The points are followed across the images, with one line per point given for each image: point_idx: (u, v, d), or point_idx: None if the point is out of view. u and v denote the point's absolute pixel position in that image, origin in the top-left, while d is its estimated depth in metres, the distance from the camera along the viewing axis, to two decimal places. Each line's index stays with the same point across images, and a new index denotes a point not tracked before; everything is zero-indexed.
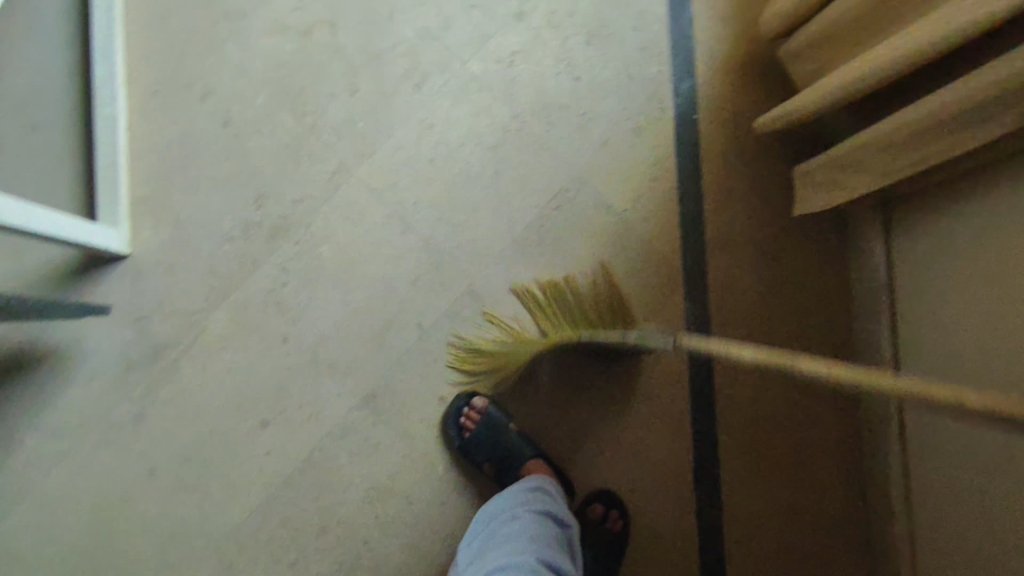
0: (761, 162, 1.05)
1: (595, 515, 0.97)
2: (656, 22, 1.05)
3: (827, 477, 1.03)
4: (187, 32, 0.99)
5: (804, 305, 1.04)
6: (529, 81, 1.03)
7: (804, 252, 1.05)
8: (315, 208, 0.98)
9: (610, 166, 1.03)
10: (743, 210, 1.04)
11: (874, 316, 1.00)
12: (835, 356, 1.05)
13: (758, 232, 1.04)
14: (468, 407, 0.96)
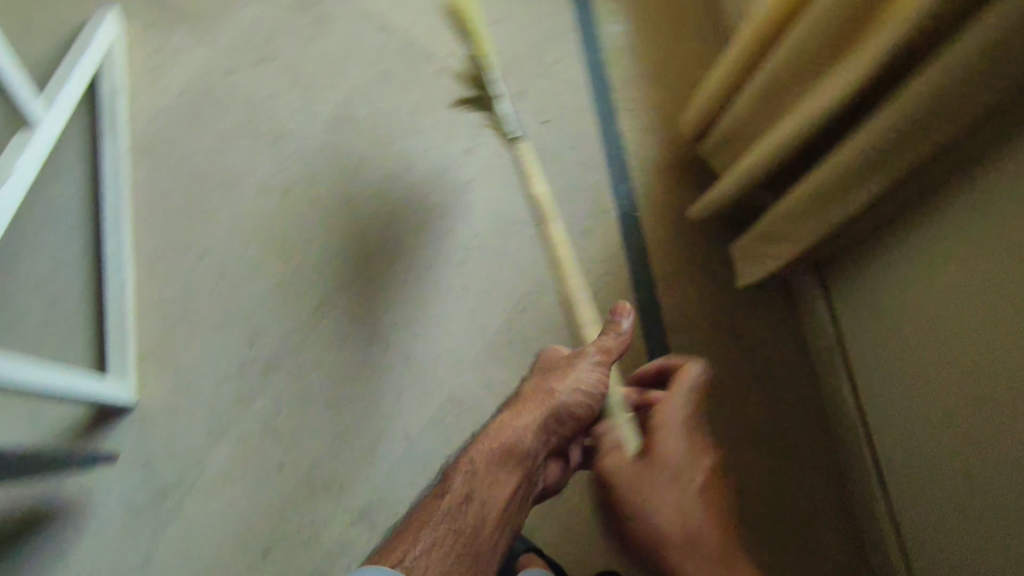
0: (702, 245, 1.16)
1: None
2: (589, 142, 1.21)
3: (825, 539, 1.04)
4: (184, 204, 1.14)
5: (769, 370, 1.11)
6: (484, 204, 1.17)
7: (760, 320, 1.13)
8: (303, 339, 1.08)
9: (565, 268, 1.14)
10: (693, 291, 1.14)
11: (833, 373, 1.07)
12: (807, 415, 1.10)
13: (711, 309, 1.13)
14: None
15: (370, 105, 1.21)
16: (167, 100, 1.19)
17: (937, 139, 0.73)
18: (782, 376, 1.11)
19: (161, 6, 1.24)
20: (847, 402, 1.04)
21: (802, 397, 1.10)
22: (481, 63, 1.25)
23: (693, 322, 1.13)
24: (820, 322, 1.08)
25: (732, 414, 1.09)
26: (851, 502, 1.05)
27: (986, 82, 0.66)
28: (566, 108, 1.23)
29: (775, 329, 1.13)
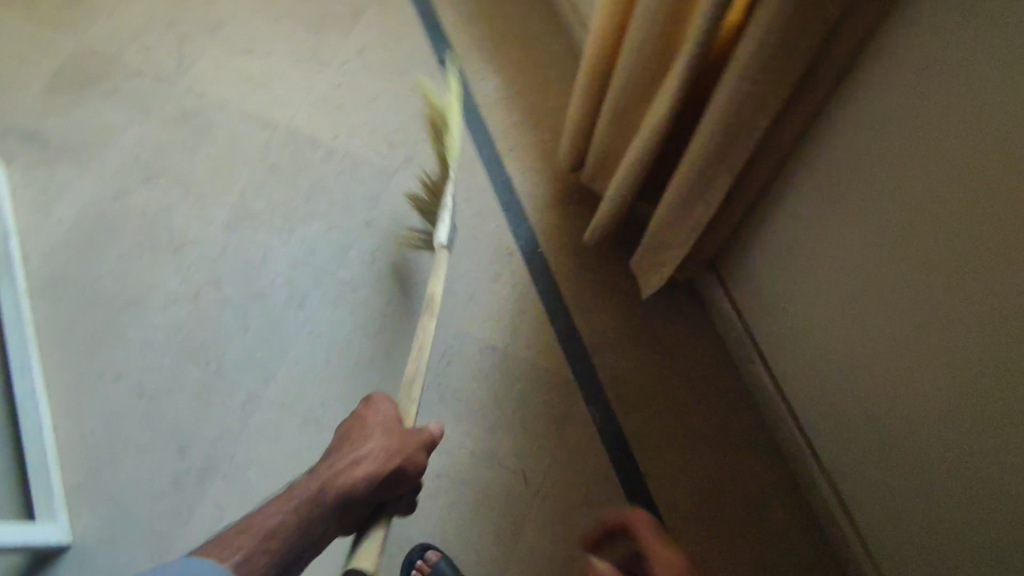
0: (606, 266, 1.22)
1: None
2: (481, 192, 1.27)
3: (782, 521, 1.05)
4: (93, 331, 1.13)
5: (694, 370, 1.15)
6: (392, 270, 1.20)
7: (675, 325, 1.18)
8: (234, 439, 1.07)
9: (482, 314, 1.18)
10: (607, 311, 1.19)
11: (748, 360, 1.12)
12: (738, 406, 1.13)
13: (627, 324, 1.18)
14: (423, 559, 0.99)
15: (265, 198, 1.25)
16: (61, 232, 1.20)
17: (759, 131, 0.79)
18: (706, 373, 1.15)
19: (43, 145, 1.26)
20: (767, 384, 1.09)
21: (729, 390, 1.14)
22: (366, 139, 1.31)
23: (613, 341, 1.17)
24: (727, 315, 1.14)
25: (667, 419, 1.12)
26: (795, 480, 1.08)
27: (779, 74, 0.73)
28: (454, 164, 1.29)
29: (690, 331, 1.18)
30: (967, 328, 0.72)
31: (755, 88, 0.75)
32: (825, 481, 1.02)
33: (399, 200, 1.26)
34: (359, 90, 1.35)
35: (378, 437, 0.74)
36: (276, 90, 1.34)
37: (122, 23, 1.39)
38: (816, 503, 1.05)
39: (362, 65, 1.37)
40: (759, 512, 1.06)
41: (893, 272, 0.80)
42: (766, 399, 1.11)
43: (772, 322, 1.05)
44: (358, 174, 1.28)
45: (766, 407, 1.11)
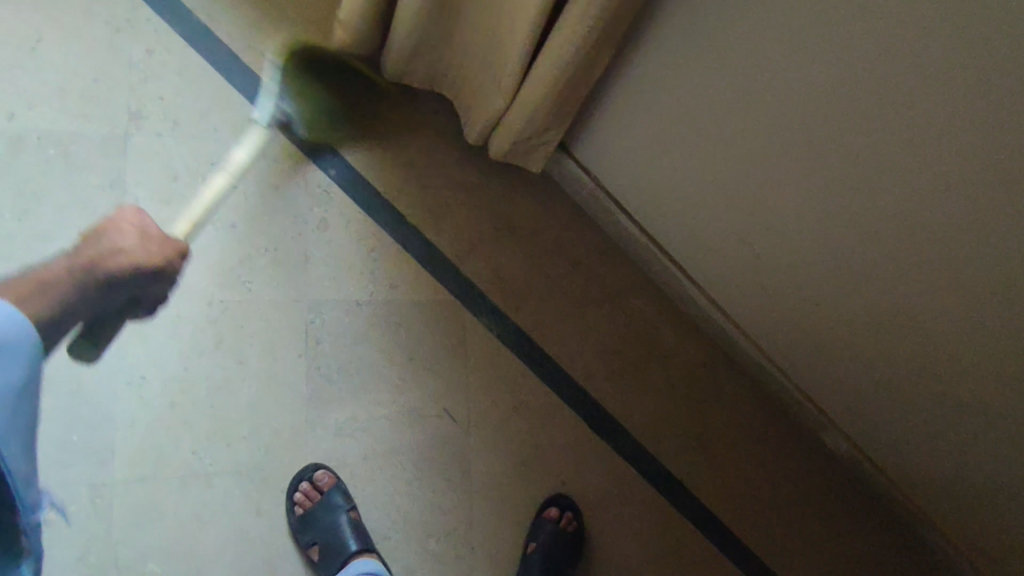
0: (438, 164, 1.09)
1: (551, 516, 1.02)
2: (254, 124, 1.01)
3: (671, 340, 1.16)
4: None
5: (560, 241, 1.14)
6: (194, 262, 0.96)
7: (535, 211, 1.14)
8: (107, 543, 0.87)
9: (328, 270, 1.01)
10: (458, 211, 1.09)
11: (607, 213, 1.13)
12: (607, 256, 1.16)
13: (482, 218, 1.10)
14: (311, 481, 0.95)
15: None
16: None
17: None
18: (570, 237, 1.14)
19: None
20: (631, 230, 1.12)
21: (597, 247, 1.15)
22: (61, 105, 0.95)
23: (477, 241, 1.10)
24: (575, 176, 1.12)
25: (558, 302, 1.12)
26: (677, 305, 1.17)
27: None
28: (200, 102, 1.00)
29: (543, 204, 1.14)
30: (851, 145, 0.77)
31: None
32: (716, 311, 1.12)
33: (153, 173, 0.96)
34: (9, 38, 0.96)
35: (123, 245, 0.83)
36: None
37: None
38: (691, 312, 1.16)
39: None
40: (667, 357, 1.15)
41: (771, 104, 0.81)
42: (646, 261, 1.15)
43: (627, 172, 1.06)
44: (75, 158, 0.94)
45: (649, 267, 1.15)
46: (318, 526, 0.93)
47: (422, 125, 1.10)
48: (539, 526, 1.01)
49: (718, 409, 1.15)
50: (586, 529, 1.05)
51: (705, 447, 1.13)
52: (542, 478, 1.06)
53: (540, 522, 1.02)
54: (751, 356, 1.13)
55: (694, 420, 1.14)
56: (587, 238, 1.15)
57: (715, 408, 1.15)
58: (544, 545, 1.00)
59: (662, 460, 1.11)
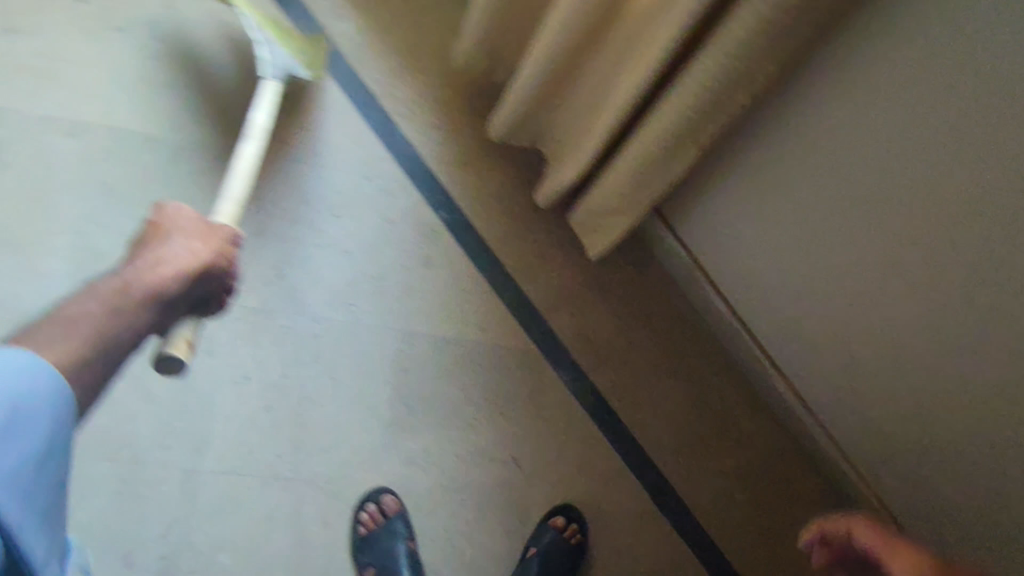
0: (542, 221, 1.14)
1: (556, 525, 1.03)
2: (381, 162, 1.10)
3: (747, 425, 1.14)
4: None
5: (647, 310, 1.15)
6: (307, 281, 1.04)
7: (627, 278, 1.16)
8: (188, 527, 0.93)
9: (424, 306, 1.07)
10: (554, 269, 1.13)
11: (699, 290, 1.13)
12: (692, 331, 1.16)
13: (575, 277, 1.14)
14: (377, 504, 0.98)
15: (113, 229, 0.97)
16: None
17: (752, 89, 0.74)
18: (658, 308, 1.16)
19: None
20: (722, 310, 1.11)
21: (683, 322, 1.16)
22: (218, 123, 1.04)
23: (566, 299, 1.13)
24: (672, 249, 1.13)
25: (637, 371, 1.13)
26: (758, 391, 1.15)
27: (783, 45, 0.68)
28: (337, 138, 1.09)
29: (636, 272, 1.16)
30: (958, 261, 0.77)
31: (744, 59, 0.70)
32: (800, 406, 1.09)
33: (286, 196, 1.05)
34: (185, 59, 1.05)
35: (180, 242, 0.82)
36: (65, 74, 1.01)
37: None
38: (773, 401, 1.13)
39: (180, 24, 1.06)
40: (741, 443, 1.13)
41: (888, 208, 0.80)
42: (728, 338, 1.14)
43: (723, 254, 1.06)
44: (220, 172, 1.03)
45: (729, 344, 1.15)
46: (376, 549, 0.96)
47: (532, 182, 1.15)
48: (543, 532, 1.02)
49: (789, 504, 1.11)
50: (591, 552, 1.05)
51: (769, 541, 1.10)
52: (598, 544, 1.05)
53: (544, 529, 1.02)
54: (832, 457, 1.09)
55: (756, 505, 1.11)
56: (675, 312, 1.16)
57: (785, 503, 1.12)
58: (542, 551, 1.00)
59: (722, 547, 1.08)
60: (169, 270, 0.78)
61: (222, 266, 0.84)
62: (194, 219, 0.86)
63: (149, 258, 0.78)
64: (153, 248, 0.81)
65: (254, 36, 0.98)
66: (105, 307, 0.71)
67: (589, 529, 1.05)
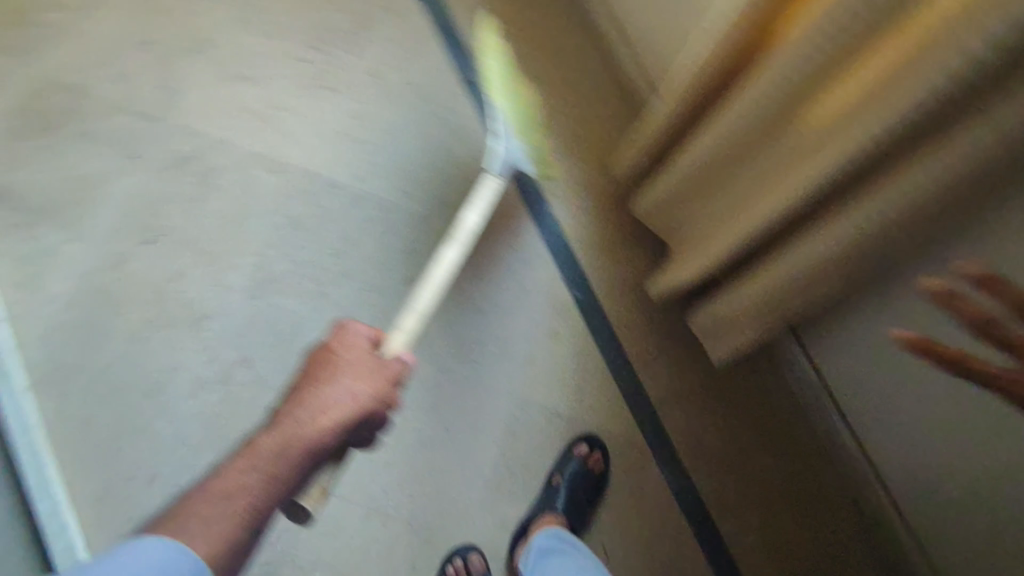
0: (670, 317, 1.17)
1: (579, 451, 1.07)
2: (530, 233, 1.16)
3: (849, 553, 1.12)
4: (114, 429, 1.00)
5: (763, 421, 1.15)
6: (442, 331, 1.09)
7: (746, 385, 1.16)
8: (294, 538, 0.99)
9: (544, 377, 1.11)
10: (673, 366, 1.14)
11: (824, 414, 1.09)
12: (807, 450, 1.15)
13: (693, 377, 1.15)
14: (462, 560, 1.02)
15: (290, 257, 1.11)
16: (56, 311, 1.04)
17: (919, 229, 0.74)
18: (775, 421, 1.15)
19: (12, 205, 1.07)
20: (845, 439, 1.07)
21: (798, 439, 1.15)
22: (394, 180, 1.17)
23: (681, 399, 1.13)
24: (800, 366, 1.09)
25: (743, 480, 1.12)
26: (869, 523, 1.12)
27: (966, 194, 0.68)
28: (493, 203, 1.17)
29: (757, 381, 1.16)
30: None
31: (925, 204, 0.70)
32: (915, 554, 1.04)
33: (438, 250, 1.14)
34: (379, 122, 1.20)
35: (347, 373, 0.70)
36: (281, 121, 1.17)
37: (77, 43, 1.16)
38: (883, 537, 1.10)
39: (380, 90, 1.21)
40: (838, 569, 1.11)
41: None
42: (838, 448, 1.10)
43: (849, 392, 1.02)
44: (387, 224, 1.15)
45: (839, 453, 1.11)
46: None
47: None
48: (568, 459, 1.06)
49: None
50: (607, 480, 1.08)
51: None
52: None
53: (569, 455, 1.07)
54: None
55: None
56: (792, 427, 1.15)
57: None
58: (567, 476, 1.05)
59: None
60: (330, 424, 0.67)
61: (381, 413, 0.72)
62: (365, 351, 0.72)
63: (312, 402, 0.68)
64: (318, 384, 0.69)
65: (497, 127, 0.95)
66: (264, 471, 0.66)
67: (609, 463, 1.09)
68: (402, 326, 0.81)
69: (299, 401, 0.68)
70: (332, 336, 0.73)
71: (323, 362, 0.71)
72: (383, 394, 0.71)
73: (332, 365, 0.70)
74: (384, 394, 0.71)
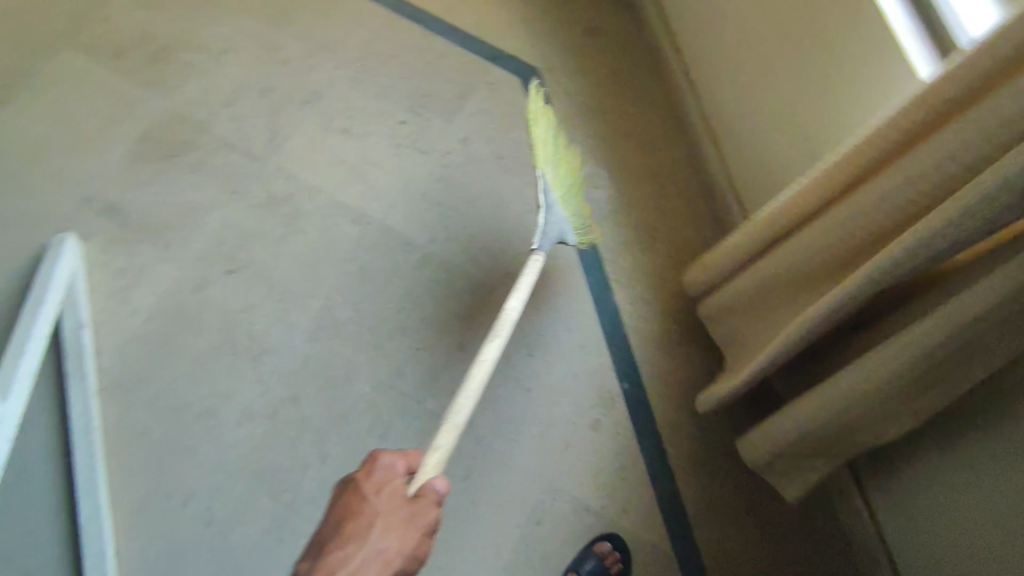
0: (716, 427, 1.13)
1: (599, 550, 1.01)
2: (588, 317, 1.16)
3: None
4: (165, 444, 1.06)
5: (807, 556, 1.07)
6: (485, 402, 1.09)
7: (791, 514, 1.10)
8: None
9: (580, 467, 1.08)
10: (716, 473, 1.10)
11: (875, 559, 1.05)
12: None
13: (736, 489, 1.10)
14: None
15: (356, 307, 1.16)
16: (138, 324, 1.12)
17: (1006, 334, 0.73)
18: (819, 560, 1.07)
19: (121, 221, 1.17)
20: None
21: None
22: (466, 248, 1.20)
23: (720, 508, 1.08)
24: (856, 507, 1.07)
25: None
26: None
27: None
28: (560, 285, 1.17)
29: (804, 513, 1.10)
30: None
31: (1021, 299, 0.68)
32: None
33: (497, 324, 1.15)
34: (461, 189, 1.24)
35: (380, 530, 0.70)
36: (371, 177, 1.24)
37: (206, 84, 1.28)
38: None
39: (466, 158, 1.26)
40: None
41: None
42: None
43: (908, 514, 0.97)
44: (452, 289, 1.18)
45: None
46: None
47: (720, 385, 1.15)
48: (585, 558, 1.00)
49: None
50: None
51: None
52: None
53: (587, 555, 1.01)
54: None
55: None
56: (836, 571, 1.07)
57: None
58: None
59: None
60: None
61: (414, 563, 0.72)
62: (398, 497, 0.73)
63: (343, 560, 0.67)
64: (350, 543, 0.69)
65: (540, 199, 0.97)
66: None
67: (630, 562, 1.03)
68: (438, 443, 0.79)
69: (331, 552, 0.69)
70: (363, 472, 0.74)
71: (355, 513, 0.71)
72: (416, 546, 0.71)
73: (366, 517, 0.71)
74: (418, 548, 0.72)
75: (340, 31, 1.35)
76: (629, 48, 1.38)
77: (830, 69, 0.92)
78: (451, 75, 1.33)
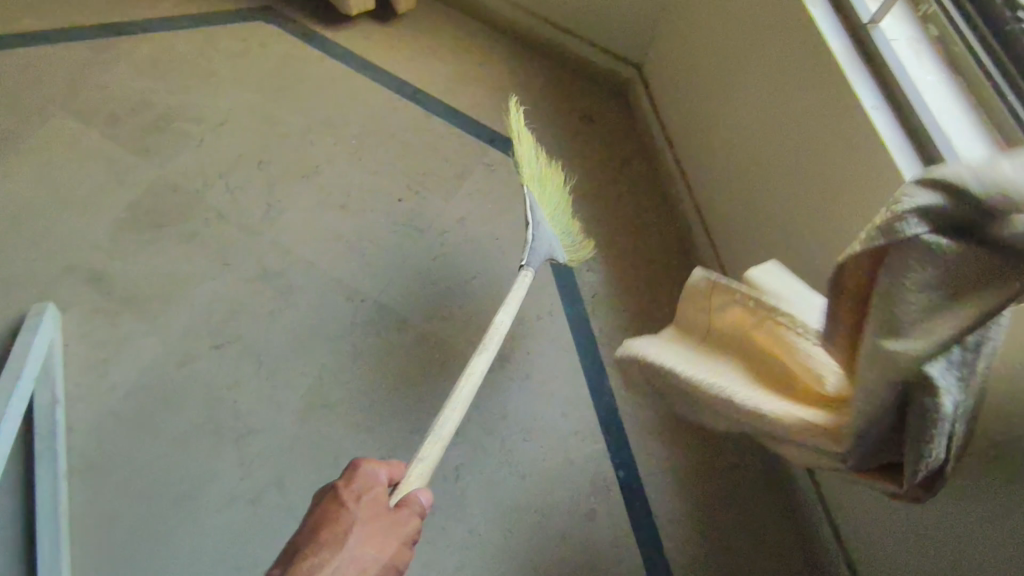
0: (707, 496, 1.11)
1: None
2: (582, 403, 1.16)
3: None
4: (137, 532, 0.99)
5: None
6: (478, 490, 1.07)
7: (767, 552, 1.07)
8: None
9: (575, 559, 1.05)
10: (697, 520, 1.09)
11: None
12: None
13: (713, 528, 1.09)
14: None
15: (347, 388, 1.12)
16: (116, 400, 1.06)
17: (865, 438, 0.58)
18: None
19: (106, 291, 1.13)
20: None
21: None
22: (461, 327, 1.19)
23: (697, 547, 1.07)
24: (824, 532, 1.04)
25: None
26: None
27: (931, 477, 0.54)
28: (554, 370, 1.18)
29: (783, 548, 1.08)
30: None
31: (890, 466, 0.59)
32: None
33: (491, 407, 1.13)
34: (457, 269, 1.24)
35: (359, 529, 0.66)
36: (367, 253, 1.23)
37: (202, 154, 1.28)
38: None
39: (462, 237, 1.27)
40: None
41: None
42: None
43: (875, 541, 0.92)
44: (445, 372, 1.16)
45: None
46: None
47: (711, 465, 1.13)
48: None
49: None
50: None
51: None
52: None
53: None
54: None
55: None
56: None
57: None
58: None
59: None
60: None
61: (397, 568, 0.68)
62: (380, 496, 0.70)
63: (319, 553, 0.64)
64: (328, 539, 0.66)
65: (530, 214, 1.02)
66: None
67: None
68: (421, 455, 0.78)
69: (305, 553, 0.65)
70: (343, 479, 0.71)
71: (333, 510, 0.68)
72: (397, 552, 0.67)
73: (342, 513, 0.68)
74: (399, 555, 0.68)
75: (341, 108, 1.37)
76: (620, 137, 1.43)
77: (820, 171, 0.95)
78: (449, 155, 1.35)
